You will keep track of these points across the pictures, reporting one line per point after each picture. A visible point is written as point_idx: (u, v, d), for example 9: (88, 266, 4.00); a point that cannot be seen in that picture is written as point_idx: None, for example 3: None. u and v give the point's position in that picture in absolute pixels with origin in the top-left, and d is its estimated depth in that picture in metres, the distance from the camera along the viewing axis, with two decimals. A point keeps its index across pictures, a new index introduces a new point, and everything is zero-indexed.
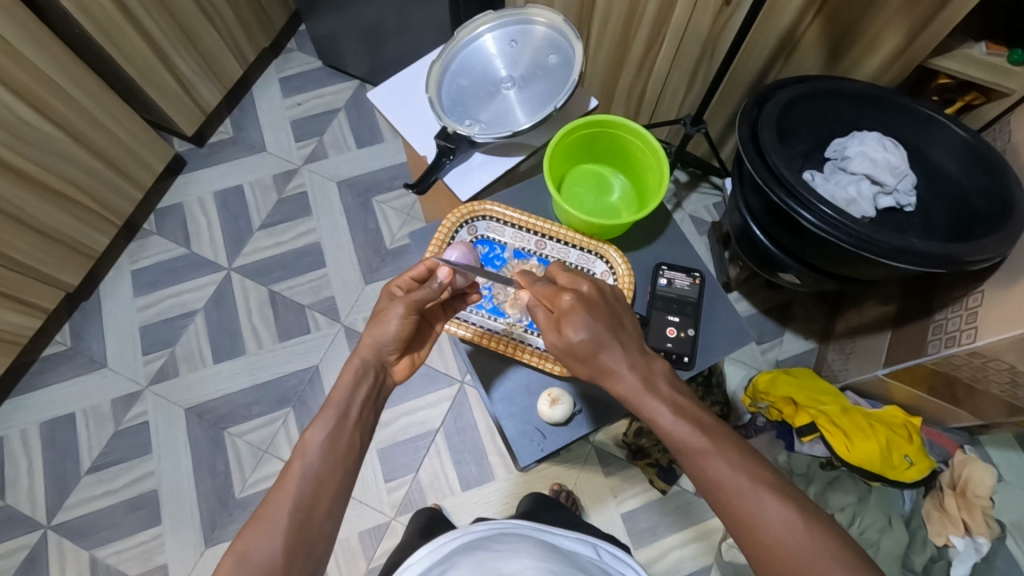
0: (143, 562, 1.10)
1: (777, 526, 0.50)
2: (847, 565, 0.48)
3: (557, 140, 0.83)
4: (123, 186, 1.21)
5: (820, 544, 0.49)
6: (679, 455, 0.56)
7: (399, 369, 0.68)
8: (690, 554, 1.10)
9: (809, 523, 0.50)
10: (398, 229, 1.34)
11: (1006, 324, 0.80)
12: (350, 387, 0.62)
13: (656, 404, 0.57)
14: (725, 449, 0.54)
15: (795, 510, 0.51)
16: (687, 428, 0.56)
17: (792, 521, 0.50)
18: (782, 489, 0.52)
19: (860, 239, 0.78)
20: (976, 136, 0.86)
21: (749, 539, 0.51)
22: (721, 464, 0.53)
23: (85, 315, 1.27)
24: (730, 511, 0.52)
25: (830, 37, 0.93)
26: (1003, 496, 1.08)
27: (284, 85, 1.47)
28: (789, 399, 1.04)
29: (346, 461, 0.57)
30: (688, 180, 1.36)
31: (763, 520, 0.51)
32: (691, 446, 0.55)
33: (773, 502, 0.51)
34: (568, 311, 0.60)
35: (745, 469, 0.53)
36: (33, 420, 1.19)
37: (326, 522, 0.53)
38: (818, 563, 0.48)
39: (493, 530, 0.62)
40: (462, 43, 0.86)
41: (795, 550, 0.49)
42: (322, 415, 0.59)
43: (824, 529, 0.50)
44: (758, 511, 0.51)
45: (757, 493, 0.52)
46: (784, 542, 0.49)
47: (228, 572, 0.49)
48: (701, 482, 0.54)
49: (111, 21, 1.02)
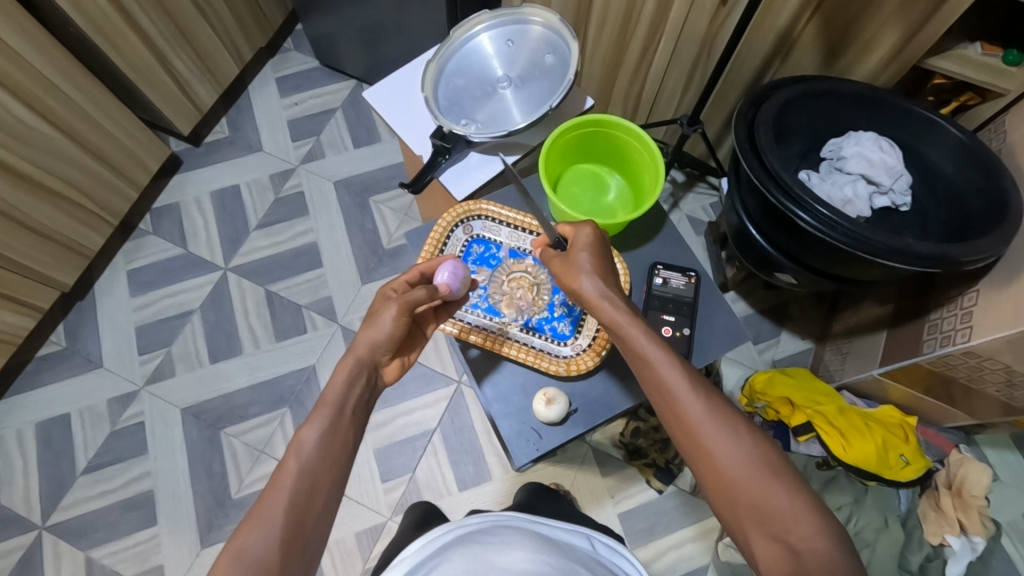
0: (139, 563, 1.10)
1: (725, 438, 0.52)
2: (789, 485, 0.50)
3: (554, 139, 0.84)
4: (120, 185, 1.21)
5: (765, 463, 0.51)
6: (637, 364, 0.58)
7: (389, 371, 0.67)
8: (688, 554, 1.10)
9: (756, 441, 0.53)
10: (395, 229, 1.34)
11: (1000, 324, 0.80)
12: (346, 384, 0.61)
13: (626, 319, 0.60)
14: (684, 365, 0.57)
15: (745, 429, 0.53)
16: (652, 341, 0.58)
17: (742, 438, 0.52)
18: (734, 410, 0.55)
19: (856, 239, 0.79)
20: (972, 137, 0.86)
21: (696, 449, 0.53)
22: (680, 376, 0.56)
23: (81, 315, 1.27)
24: (682, 421, 0.54)
25: (826, 37, 0.94)
26: (999, 496, 1.09)
27: (281, 85, 1.47)
28: (784, 399, 1.04)
29: (341, 459, 0.57)
30: (685, 180, 1.36)
31: (712, 432, 0.53)
32: (649, 356, 0.57)
33: (724, 418, 0.53)
34: (584, 233, 0.67)
35: (698, 383, 0.56)
36: (28, 421, 1.19)
37: (321, 519, 0.53)
38: (760, 477, 0.50)
39: (486, 522, 0.62)
40: (457, 43, 0.86)
41: (739, 463, 0.51)
42: (315, 414, 0.58)
43: (771, 450, 0.52)
44: (710, 423, 0.53)
45: (713, 410, 0.54)
46: (729, 454, 0.52)
47: (223, 571, 0.48)
48: (655, 392, 0.56)
49: (108, 22, 1.02)
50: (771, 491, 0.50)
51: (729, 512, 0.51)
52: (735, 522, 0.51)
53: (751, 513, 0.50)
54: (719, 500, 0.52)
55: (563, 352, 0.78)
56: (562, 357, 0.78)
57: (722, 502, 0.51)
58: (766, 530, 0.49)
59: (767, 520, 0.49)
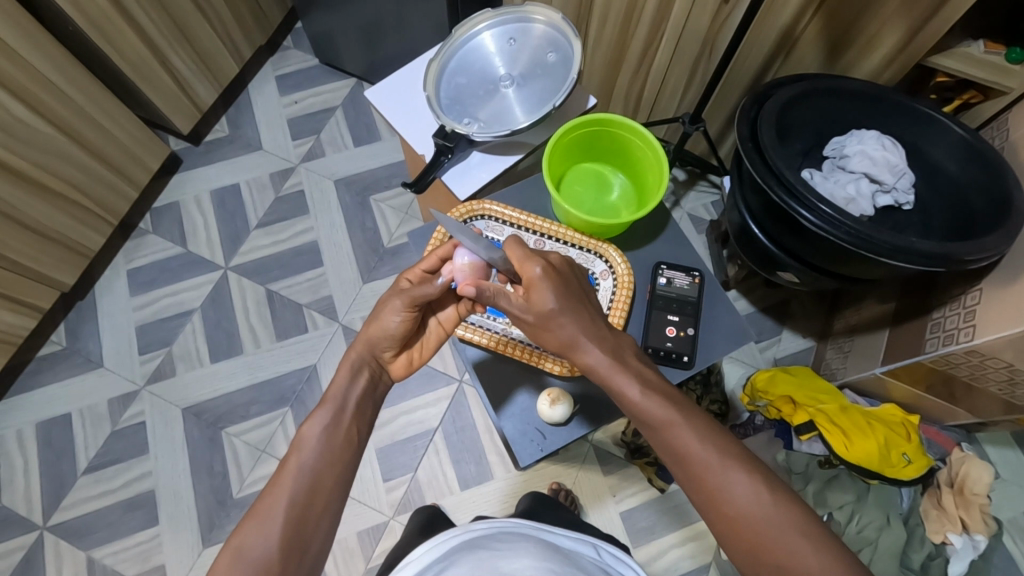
0: (141, 563, 1.10)
1: (742, 498, 0.52)
2: (812, 537, 0.50)
3: (557, 138, 0.83)
4: (119, 185, 1.21)
5: (786, 519, 0.51)
6: (648, 428, 0.58)
7: (395, 368, 0.67)
8: (690, 553, 1.10)
9: (774, 495, 0.53)
10: (396, 228, 1.34)
11: (1003, 322, 0.80)
12: (346, 382, 0.62)
13: (624, 379, 0.59)
14: (693, 421, 0.57)
15: (761, 483, 0.53)
16: (655, 401, 0.57)
17: (759, 494, 0.52)
18: (749, 463, 0.55)
19: (859, 238, 0.78)
20: (975, 135, 0.86)
21: (715, 512, 0.53)
22: (689, 436, 0.56)
23: (81, 314, 1.26)
24: (699, 484, 0.54)
25: (829, 35, 0.93)
26: (1000, 493, 1.09)
27: (281, 83, 1.46)
28: (787, 397, 1.04)
29: (345, 456, 0.58)
30: (686, 178, 1.35)
31: (730, 495, 0.53)
32: (662, 420, 0.56)
33: (740, 476, 0.53)
34: (539, 279, 0.61)
35: (709, 443, 0.55)
36: (29, 420, 1.18)
37: (322, 518, 0.54)
38: (785, 534, 0.50)
39: (493, 528, 0.62)
40: (459, 41, 0.86)
41: (761, 525, 0.51)
42: (320, 409, 0.60)
43: (790, 502, 0.52)
44: (728, 483, 0.53)
45: (726, 468, 0.54)
46: (749, 512, 0.52)
47: (225, 567, 0.50)
48: (670, 458, 0.56)
49: (107, 20, 1.02)
50: (796, 549, 0.50)
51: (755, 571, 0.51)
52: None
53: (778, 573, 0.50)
54: (745, 561, 0.52)
55: None
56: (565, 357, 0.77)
57: (748, 563, 0.52)
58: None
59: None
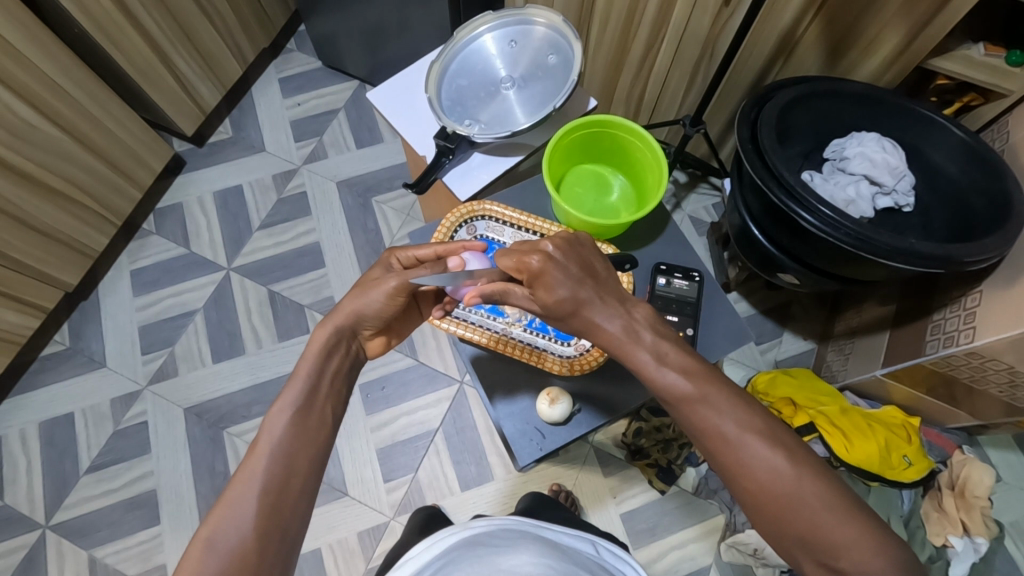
0: (142, 562, 1.10)
1: (764, 475, 0.51)
2: (835, 512, 0.49)
3: (557, 139, 0.83)
4: (123, 186, 1.21)
5: (811, 490, 0.50)
6: (667, 402, 0.56)
7: (373, 345, 0.71)
8: (690, 554, 1.10)
9: (796, 469, 0.51)
10: (398, 229, 1.34)
11: (1003, 324, 0.80)
12: (316, 362, 0.62)
13: (642, 353, 0.57)
14: (712, 394, 0.54)
15: (784, 457, 0.51)
16: (675, 375, 0.55)
17: (781, 469, 0.51)
18: (772, 434, 0.52)
19: (859, 239, 0.79)
20: (975, 137, 0.86)
21: (737, 484, 0.52)
22: (709, 411, 0.53)
23: (84, 315, 1.27)
24: (720, 458, 0.53)
25: (829, 38, 0.94)
26: (1002, 496, 1.08)
27: (284, 86, 1.47)
28: (787, 399, 1.05)
29: (318, 438, 0.57)
30: (687, 180, 1.36)
31: (752, 470, 0.51)
32: (681, 396, 0.55)
33: (762, 450, 0.51)
34: (540, 271, 0.58)
35: (732, 418, 0.53)
36: (32, 420, 1.19)
37: (299, 502, 0.53)
38: (806, 508, 0.50)
39: (493, 526, 0.62)
40: (461, 43, 0.86)
41: (785, 499, 0.50)
42: (288, 390, 0.59)
43: (812, 471, 0.51)
44: (750, 460, 0.51)
45: (747, 442, 0.52)
46: (771, 488, 0.50)
47: (196, 558, 0.49)
48: (694, 432, 0.54)
49: (111, 22, 1.03)
50: (818, 522, 0.49)
51: (776, 537, 0.52)
52: (784, 547, 0.52)
53: (802, 542, 0.50)
54: (767, 528, 0.52)
55: (566, 353, 0.78)
56: (565, 357, 0.77)
57: (770, 530, 0.52)
58: (816, 556, 0.50)
59: (818, 549, 0.49)
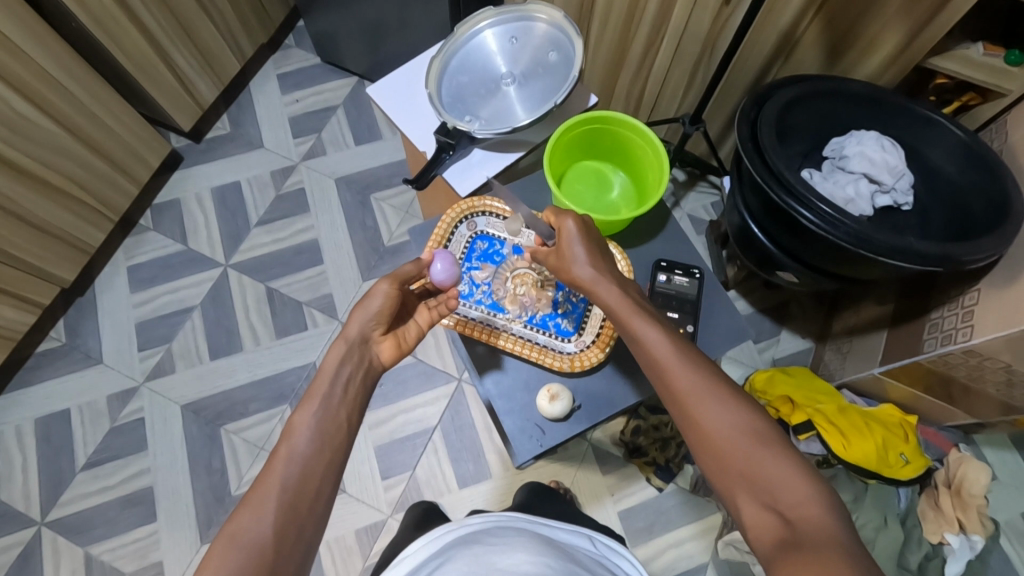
0: (138, 559, 1.10)
1: (715, 408, 0.54)
2: (780, 453, 0.51)
3: (559, 136, 0.83)
4: (120, 181, 1.21)
5: (764, 438, 0.52)
6: (635, 343, 0.61)
7: (384, 349, 0.67)
8: (687, 553, 1.11)
9: (749, 412, 0.54)
10: (396, 226, 1.34)
11: (1001, 323, 0.80)
12: (336, 367, 0.63)
13: (624, 301, 0.64)
14: (678, 339, 0.60)
15: (737, 399, 0.55)
16: (649, 321, 0.61)
17: (734, 409, 0.54)
18: (728, 383, 0.56)
19: (858, 238, 0.79)
20: (974, 138, 0.86)
21: (689, 419, 0.55)
22: (671, 348, 0.58)
23: (80, 311, 1.26)
24: (675, 392, 0.56)
25: (829, 37, 0.94)
26: (997, 495, 1.09)
27: (283, 82, 1.47)
28: (785, 397, 1.04)
29: (337, 441, 0.58)
30: (686, 179, 1.36)
31: (706, 403, 0.54)
32: (646, 335, 0.60)
33: (716, 388, 0.55)
34: (569, 231, 0.68)
35: (692, 358, 0.58)
36: (28, 417, 1.18)
37: (316, 505, 0.54)
38: (752, 446, 0.52)
39: (486, 523, 0.63)
40: (462, 40, 0.86)
41: (733, 434, 0.52)
42: (309, 398, 0.60)
43: (770, 427, 0.53)
44: (703, 393, 0.55)
45: (703, 378, 0.56)
46: (722, 423, 0.53)
47: (219, 552, 0.50)
48: (656, 370, 0.58)
49: (110, 16, 1.02)
50: (764, 460, 0.51)
51: (721, 480, 0.52)
52: (728, 493, 0.52)
53: (745, 480, 0.51)
54: (712, 469, 0.53)
55: (567, 349, 0.78)
56: (566, 353, 0.78)
57: (718, 472, 0.52)
58: (758, 498, 0.50)
59: (759, 489, 0.50)
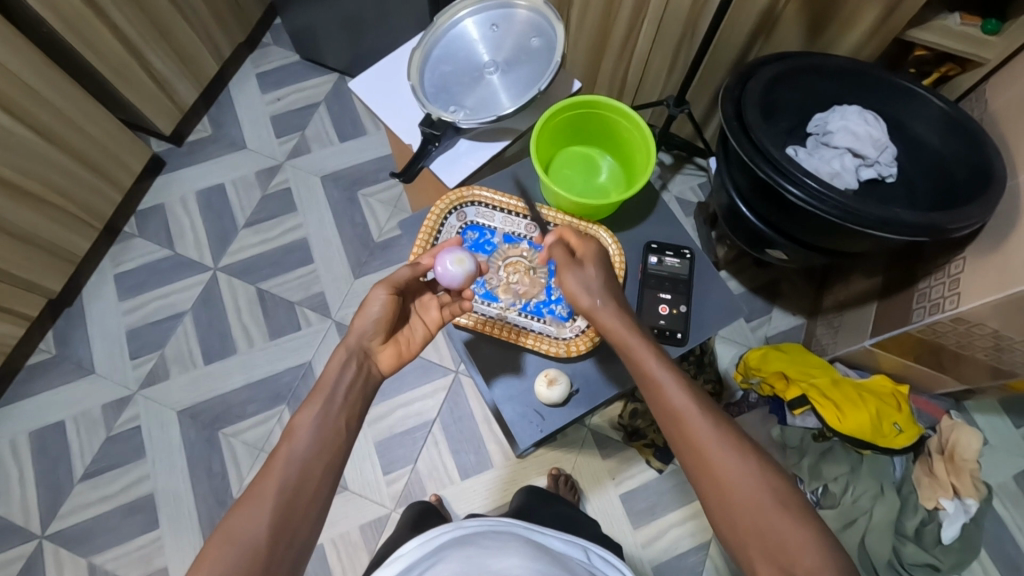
0: (142, 566, 1.09)
1: (729, 459, 0.55)
2: (790, 511, 0.53)
3: (545, 121, 0.83)
4: (102, 188, 1.19)
5: (774, 492, 0.54)
6: (649, 387, 0.62)
7: (384, 358, 0.68)
8: (690, 531, 1.12)
9: (760, 464, 0.55)
10: (385, 221, 1.33)
11: (989, 289, 0.81)
12: (336, 373, 0.63)
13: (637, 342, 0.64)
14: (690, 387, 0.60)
15: (748, 451, 0.56)
16: (664, 365, 0.62)
17: (747, 461, 0.55)
18: (739, 434, 0.57)
19: (846, 211, 0.79)
20: (955, 108, 0.87)
21: (701, 468, 0.56)
22: (685, 396, 0.59)
23: (69, 321, 1.25)
24: (688, 439, 0.57)
25: (808, 14, 0.94)
26: (989, 459, 1.11)
27: (262, 81, 1.45)
28: (779, 373, 1.05)
29: (335, 446, 0.58)
30: (672, 162, 1.36)
31: (718, 453, 0.55)
32: (658, 377, 0.61)
33: (728, 440, 0.56)
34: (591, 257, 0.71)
35: (704, 407, 0.59)
36: (22, 429, 1.17)
37: (311, 507, 0.54)
38: (764, 502, 0.53)
39: (484, 526, 0.61)
40: (442, 29, 0.85)
41: (746, 488, 0.54)
42: (310, 400, 0.60)
43: (779, 481, 0.55)
44: (716, 444, 0.56)
45: (714, 428, 0.57)
46: (735, 476, 0.54)
47: (214, 549, 0.50)
48: (669, 416, 0.59)
49: (82, 20, 1.01)
50: (776, 518, 0.52)
51: (731, 533, 0.54)
52: (739, 545, 0.53)
53: (757, 535, 0.52)
54: (720, 515, 0.54)
55: (562, 335, 0.79)
56: (561, 339, 0.78)
57: (729, 524, 0.54)
58: (771, 557, 0.51)
59: (770, 545, 0.51)
